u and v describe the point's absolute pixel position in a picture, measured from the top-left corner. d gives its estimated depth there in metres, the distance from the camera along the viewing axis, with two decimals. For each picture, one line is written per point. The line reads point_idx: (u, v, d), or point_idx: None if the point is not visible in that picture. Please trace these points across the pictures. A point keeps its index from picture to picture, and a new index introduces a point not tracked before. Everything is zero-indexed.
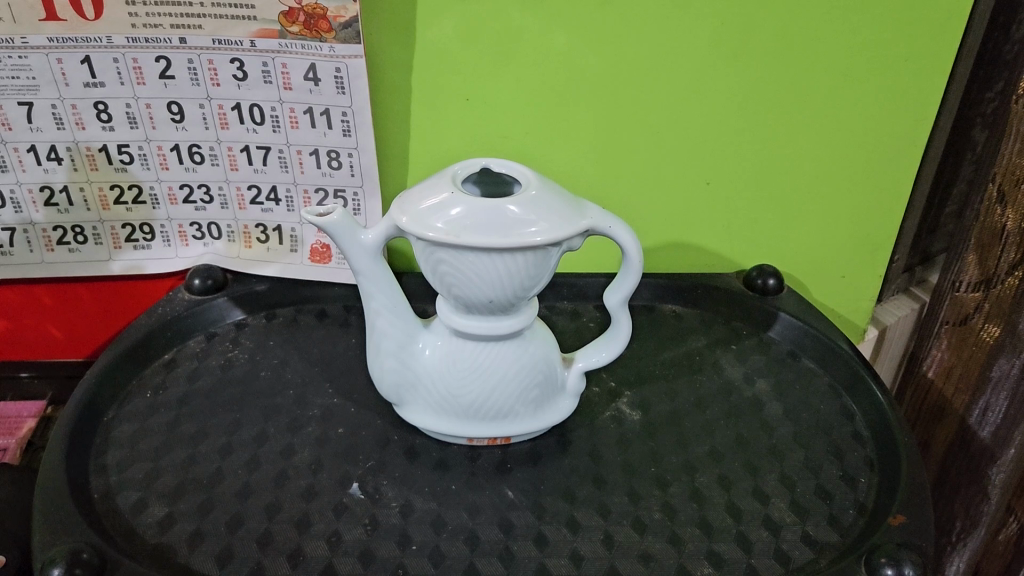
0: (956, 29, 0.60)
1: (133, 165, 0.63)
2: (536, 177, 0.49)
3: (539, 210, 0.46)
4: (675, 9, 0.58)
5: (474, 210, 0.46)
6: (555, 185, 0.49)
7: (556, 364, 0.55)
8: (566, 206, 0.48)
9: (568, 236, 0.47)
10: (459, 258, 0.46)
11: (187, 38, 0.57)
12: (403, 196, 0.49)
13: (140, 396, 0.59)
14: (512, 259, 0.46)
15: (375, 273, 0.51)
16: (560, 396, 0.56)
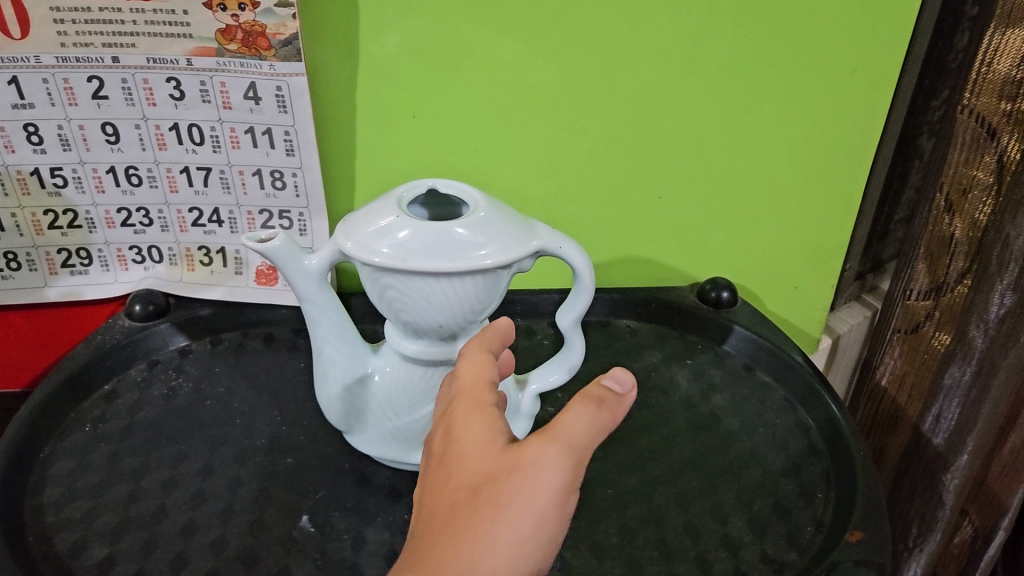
0: (902, 40, 0.60)
1: (67, 188, 0.61)
2: (484, 198, 0.48)
3: (487, 232, 0.45)
4: (624, 24, 0.57)
5: (420, 233, 0.44)
6: (503, 205, 0.48)
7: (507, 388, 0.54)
8: (515, 226, 0.47)
9: (517, 257, 0.45)
10: (406, 283, 0.45)
11: (121, 57, 0.55)
12: (347, 219, 0.48)
13: (78, 430, 0.57)
14: (462, 282, 0.45)
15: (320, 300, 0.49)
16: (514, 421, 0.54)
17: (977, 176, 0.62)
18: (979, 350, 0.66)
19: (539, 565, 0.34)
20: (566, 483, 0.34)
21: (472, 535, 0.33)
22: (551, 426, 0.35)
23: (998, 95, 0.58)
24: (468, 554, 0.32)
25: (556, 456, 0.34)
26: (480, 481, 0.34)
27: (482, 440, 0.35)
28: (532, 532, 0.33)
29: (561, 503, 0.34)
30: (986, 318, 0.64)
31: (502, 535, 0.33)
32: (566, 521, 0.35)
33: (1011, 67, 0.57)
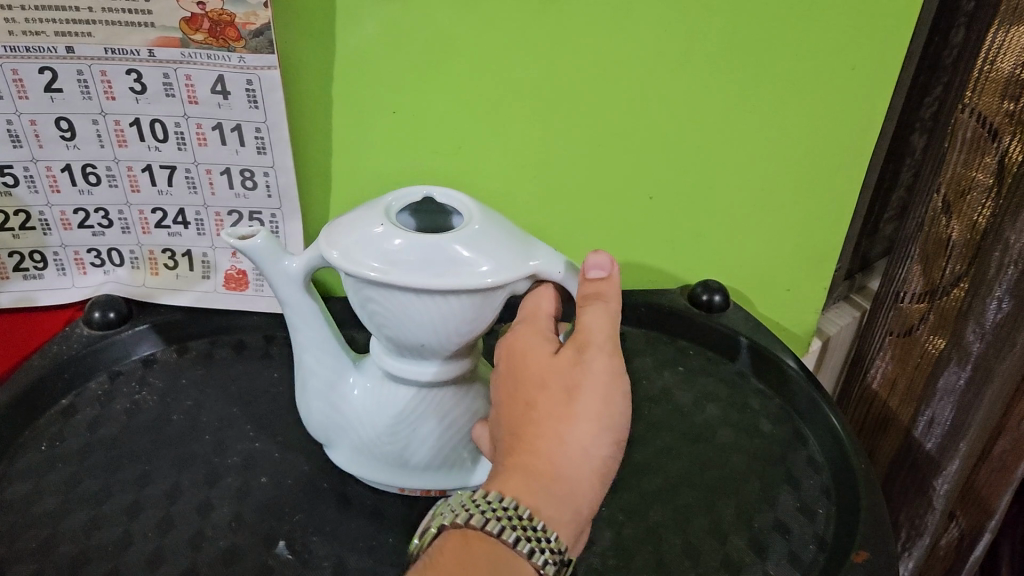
0: (904, 36, 0.58)
1: (19, 187, 0.56)
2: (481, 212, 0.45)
3: (480, 249, 0.42)
4: (617, 16, 0.54)
5: (412, 241, 0.41)
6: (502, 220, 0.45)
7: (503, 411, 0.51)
8: (511, 244, 0.43)
9: (511, 278, 0.42)
10: (389, 297, 0.42)
11: (75, 47, 0.50)
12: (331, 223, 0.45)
13: (34, 449, 0.53)
14: (449, 300, 0.42)
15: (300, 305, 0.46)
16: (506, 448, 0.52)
17: (977, 178, 0.60)
18: (975, 355, 0.64)
19: (616, 436, 0.41)
20: (614, 369, 0.41)
21: (552, 421, 0.40)
22: (579, 327, 0.42)
23: (1002, 95, 0.56)
24: (553, 435, 0.39)
25: (599, 349, 0.41)
26: (548, 378, 0.41)
27: (540, 349, 0.42)
28: (602, 410, 0.40)
29: (617, 385, 0.41)
30: (983, 323, 0.63)
31: (577, 417, 0.39)
32: (626, 396, 0.41)
33: (1014, 66, 0.55)
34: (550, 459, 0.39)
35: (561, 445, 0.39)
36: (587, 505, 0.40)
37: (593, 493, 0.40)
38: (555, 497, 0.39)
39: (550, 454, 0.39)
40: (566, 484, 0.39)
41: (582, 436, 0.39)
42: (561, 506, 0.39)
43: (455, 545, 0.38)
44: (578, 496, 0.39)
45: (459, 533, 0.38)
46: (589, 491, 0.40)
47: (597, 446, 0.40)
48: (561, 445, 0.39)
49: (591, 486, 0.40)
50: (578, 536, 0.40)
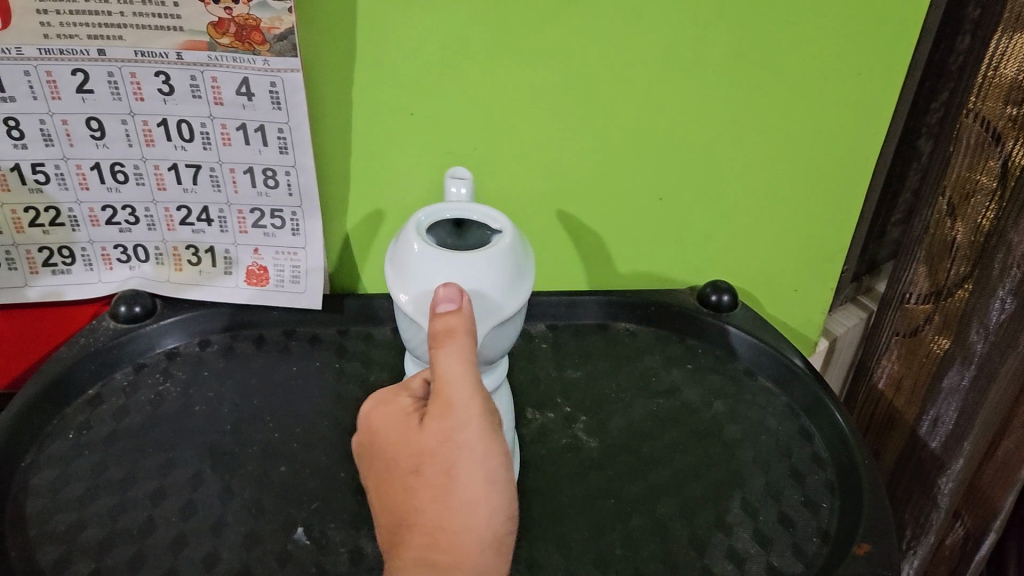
0: (909, 41, 0.59)
1: (49, 184, 0.59)
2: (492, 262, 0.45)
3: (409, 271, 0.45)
4: (629, 22, 0.56)
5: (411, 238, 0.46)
6: (486, 274, 0.44)
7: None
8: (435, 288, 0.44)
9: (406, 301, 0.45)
10: None
11: (107, 49, 0.53)
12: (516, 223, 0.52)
13: (62, 437, 0.55)
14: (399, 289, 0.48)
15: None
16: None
17: (981, 181, 0.61)
18: (978, 355, 0.66)
19: (506, 498, 0.41)
20: (486, 432, 0.40)
21: (436, 507, 0.40)
22: (439, 388, 0.41)
23: (1004, 100, 0.57)
24: (438, 520, 0.40)
25: (464, 410, 0.40)
26: (420, 461, 0.41)
27: (405, 423, 0.42)
28: (485, 485, 0.40)
29: (490, 449, 0.40)
30: (987, 323, 0.64)
31: (458, 499, 0.40)
32: (505, 454, 0.41)
33: (1017, 72, 0.56)
34: (444, 550, 0.40)
35: (449, 531, 0.40)
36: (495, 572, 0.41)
37: (496, 562, 0.41)
38: None
39: (444, 541, 0.40)
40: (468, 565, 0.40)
41: (473, 517, 0.40)
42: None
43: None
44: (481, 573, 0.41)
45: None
46: (494, 558, 0.41)
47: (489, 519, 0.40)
48: (452, 533, 0.40)
49: (495, 553, 0.41)
50: None
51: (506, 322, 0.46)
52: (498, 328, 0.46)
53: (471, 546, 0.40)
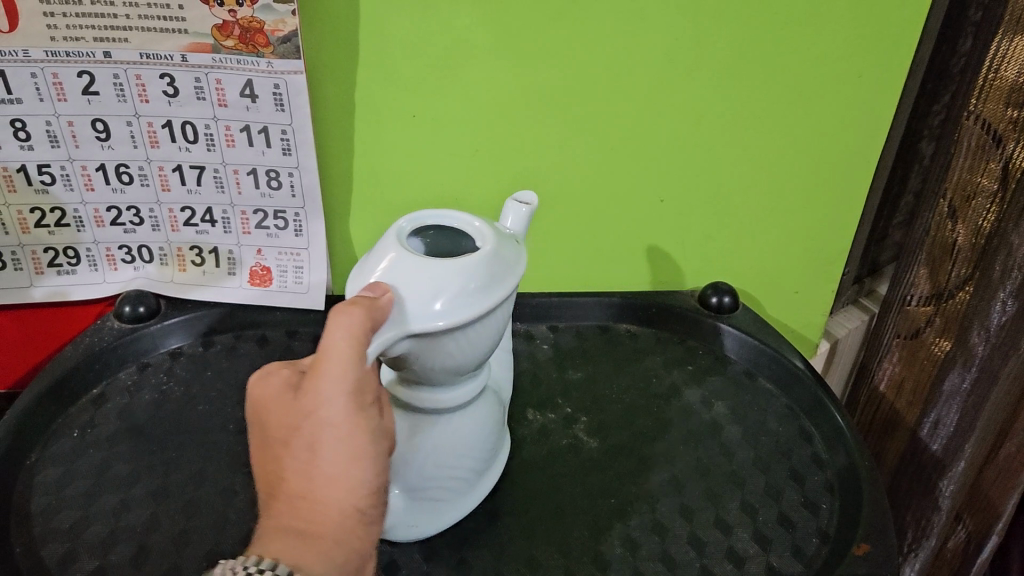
0: (909, 44, 0.60)
1: (55, 185, 0.59)
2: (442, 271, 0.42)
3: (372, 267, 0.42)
4: (629, 24, 0.56)
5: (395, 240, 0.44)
6: (422, 296, 0.41)
7: (430, 475, 0.49)
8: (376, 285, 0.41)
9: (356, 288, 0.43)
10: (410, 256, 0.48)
11: (112, 52, 0.53)
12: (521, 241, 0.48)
13: (66, 436, 0.55)
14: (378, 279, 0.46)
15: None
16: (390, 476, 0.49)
17: (981, 183, 0.61)
18: (980, 357, 0.66)
19: (373, 474, 0.39)
20: (353, 408, 0.38)
21: (302, 487, 0.38)
22: (317, 361, 0.38)
23: (1005, 102, 0.58)
24: (304, 493, 0.38)
25: (335, 384, 0.37)
26: (289, 434, 0.38)
27: (277, 396, 0.39)
28: (351, 461, 0.38)
29: (361, 425, 0.38)
30: (988, 326, 0.64)
31: (324, 476, 0.38)
32: (375, 433, 0.39)
33: (1017, 74, 0.56)
34: (312, 522, 0.38)
35: (315, 505, 0.38)
36: (364, 557, 0.39)
37: (365, 543, 0.39)
38: (328, 555, 0.37)
39: (310, 516, 0.38)
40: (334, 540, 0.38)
41: (341, 493, 0.38)
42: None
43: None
44: (346, 551, 0.38)
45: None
46: (363, 539, 0.39)
47: (353, 492, 0.38)
48: (318, 506, 0.38)
49: (362, 534, 0.39)
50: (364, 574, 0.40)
51: (445, 337, 0.42)
52: (436, 341, 0.42)
53: (340, 524, 0.38)
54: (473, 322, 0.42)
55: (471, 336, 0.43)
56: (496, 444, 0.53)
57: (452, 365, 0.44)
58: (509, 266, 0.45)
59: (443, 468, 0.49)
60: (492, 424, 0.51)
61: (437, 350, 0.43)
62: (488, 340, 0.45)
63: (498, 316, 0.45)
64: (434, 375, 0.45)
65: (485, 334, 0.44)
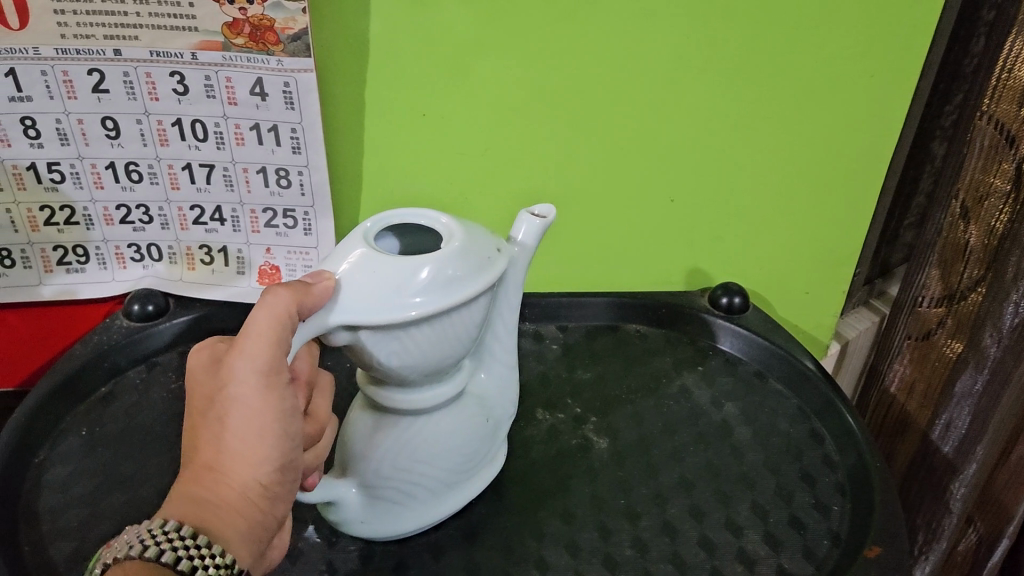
0: (922, 43, 0.59)
1: (65, 183, 0.59)
2: (388, 267, 0.40)
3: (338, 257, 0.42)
4: (640, 23, 0.56)
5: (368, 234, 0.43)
6: (365, 294, 0.39)
7: (387, 476, 0.47)
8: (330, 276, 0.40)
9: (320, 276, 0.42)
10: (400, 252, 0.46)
11: (123, 50, 0.53)
12: (504, 252, 0.45)
13: (75, 434, 0.55)
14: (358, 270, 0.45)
15: (508, 315, 0.48)
16: (348, 474, 0.48)
17: (994, 184, 0.61)
18: (992, 359, 0.65)
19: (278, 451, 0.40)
20: (264, 384, 0.39)
21: (210, 456, 0.39)
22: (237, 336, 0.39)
23: (1019, 102, 0.57)
24: (211, 462, 0.39)
25: (249, 359, 0.39)
26: (206, 404, 0.40)
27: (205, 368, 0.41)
28: (258, 437, 0.39)
29: (271, 403, 0.39)
30: (1000, 328, 0.63)
31: (231, 447, 0.39)
32: (285, 412, 0.40)
33: None
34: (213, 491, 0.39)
35: (218, 475, 0.39)
36: (264, 531, 0.40)
37: (266, 517, 0.40)
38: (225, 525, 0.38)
39: (211, 487, 0.39)
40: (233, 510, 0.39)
41: (246, 466, 0.39)
42: (233, 548, 0.38)
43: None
44: (244, 522, 0.39)
45: (140, 563, 0.36)
46: (265, 514, 0.40)
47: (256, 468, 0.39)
48: (221, 476, 0.39)
49: (265, 508, 0.40)
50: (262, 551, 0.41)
51: (383, 334, 0.40)
52: (374, 338, 0.40)
53: (241, 497, 0.39)
54: (411, 323, 0.40)
55: (416, 338, 0.41)
56: (475, 459, 0.50)
57: (399, 365, 0.42)
58: (471, 273, 0.42)
59: (403, 473, 0.47)
60: (466, 436, 0.48)
61: (379, 347, 0.41)
62: (443, 345, 0.43)
63: (454, 323, 0.42)
64: (388, 374, 0.43)
65: (435, 339, 0.42)
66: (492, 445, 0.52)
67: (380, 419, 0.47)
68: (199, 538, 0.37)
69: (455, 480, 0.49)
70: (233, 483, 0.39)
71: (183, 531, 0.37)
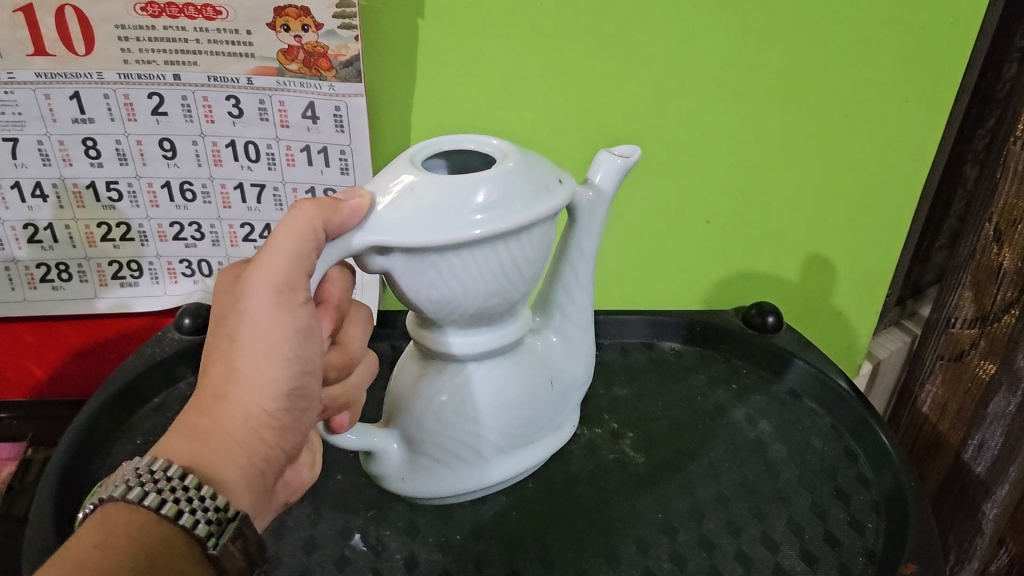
0: (956, 69, 0.60)
1: (122, 202, 0.62)
2: (429, 187, 0.39)
3: (385, 179, 0.41)
4: (679, 49, 0.58)
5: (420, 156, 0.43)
6: (407, 211, 0.38)
7: (427, 431, 0.48)
8: (378, 194, 0.40)
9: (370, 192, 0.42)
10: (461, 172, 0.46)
11: (182, 74, 0.56)
12: (564, 185, 0.43)
13: (129, 443, 0.57)
14: None
15: (581, 269, 0.49)
16: (392, 424, 0.49)
17: None
18: None
19: (286, 378, 0.41)
20: (275, 305, 0.40)
21: (218, 382, 0.41)
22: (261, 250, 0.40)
23: None
24: (219, 388, 0.41)
25: (263, 277, 0.40)
26: (221, 325, 0.42)
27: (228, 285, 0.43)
28: (265, 360, 0.41)
29: (283, 324, 0.40)
30: None
31: (238, 373, 0.41)
32: (296, 335, 0.41)
33: None
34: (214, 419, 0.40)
35: (221, 403, 0.41)
36: (268, 460, 0.42)
37: (270, 446, 0.42)
38: (221, 453, 0.40)
39: (215, 413, 0.40)
40: (231, 441, 0.40)
41: (251, 389, 0.41)
42: (230, 477, 0.40)
43: (122, 518, 0.37)
44: (244, 451, 0.41)
45: (126, 505, 0.37)
46: (268, 441, 0.42)
47: (261, 395, 0.41)
48: (224, 403, 0.41)
49: (268, 438, 0.42)
50: (267, 480, 0.42)
51: (418, 261, 0.40)
52: (410, 264, 0.40)
53: (243, 424, 0.41)
54: (447, 250, 0.39)
55: (456, 268, 0.40)
56: (527, 420, 0.50)
57: (439, 298, 0.41)
58: (518, 201, 0.40)
59: (443, 429, 0.47)
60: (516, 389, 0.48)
61: (417, 276, 0.40)
62: (488, 280, 0.41)
63: (497, 257, 0.40)
64: (433, 308, 0.43)
65: (478, 272, 0.41)
66: (550, 410, 0.51)
67: (427, 366, 0.49)
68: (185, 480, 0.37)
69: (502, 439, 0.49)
70: (237, 405, 0.40)
71: (170, 472, 0.37)
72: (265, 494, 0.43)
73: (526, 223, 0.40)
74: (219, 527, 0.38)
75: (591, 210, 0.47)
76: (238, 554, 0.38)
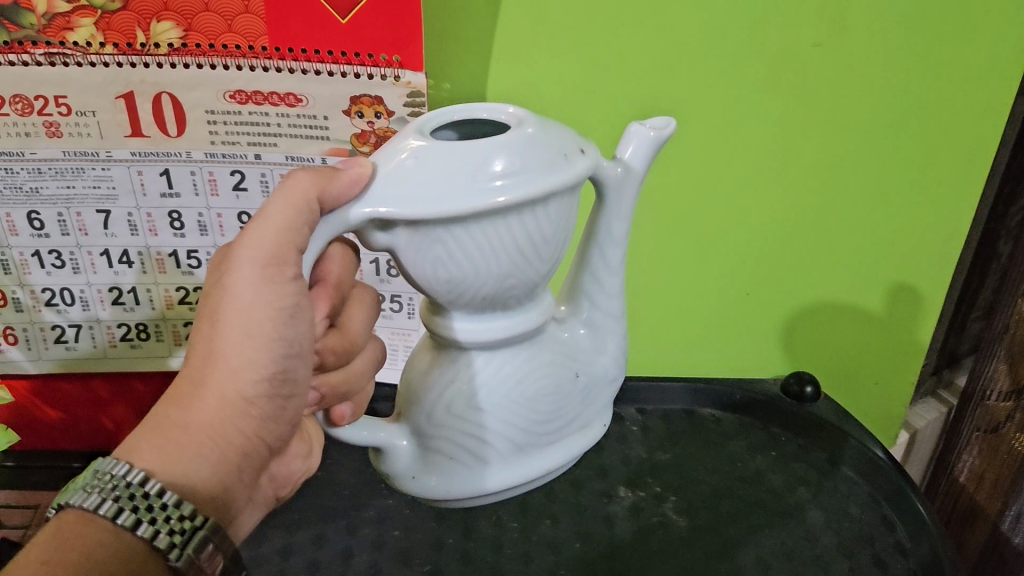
0: (986, 154, 0.65)
1: (200, 269, 0.67)
2: (437, 161, 0.39)
3: (396, 146, 0.41)
4: (725, 132, 0.63)
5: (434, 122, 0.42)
6: (416, 184, 0.38)
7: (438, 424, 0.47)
8: (387, 162, 0.40)
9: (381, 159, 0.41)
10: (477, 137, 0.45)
11: (262, 154, 0.61)
12: (580, 159, 0.41)
13: None
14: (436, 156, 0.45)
15: (609, 252, 0.47)
16: (401, 419, 0.49)
17: None
18: None
19: (266, 362, 0.42)
20: (261, 282, 0.41)
21: (197, 371, 0.42)
22: (252, 223, 0.42)
23: None
24: (198, 376, 0.42)
25: (252, 250, 0.41)
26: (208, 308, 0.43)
27: (218, 263, 0.44)
28: (245, 342, 0.42)
29: (271, 302, 0.41)
30: None
31: (218, 361, 0.42)
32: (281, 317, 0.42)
33: None
34: (187, 413, 0.41)
35: (197, 392, 0.42)
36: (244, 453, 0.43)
37: (245, 438, 0.42)
38: (193, 447, 0.41)
39: (190, 404, 0.41)
40: (203, 434, 0.41)
41: (227, 376, 0.42)
42: (203, 471, 0.41)
43: (76, 529, 0.38)
44: (219, 442, 0.41)
45: (81, 515, 0.38)
46: (245, 433, 0.42)
47: (238, 382, 0.42)
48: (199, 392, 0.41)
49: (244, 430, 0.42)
50: (243, 475, 0.43)
51: (424, 238, 0.39)
52: (414, 240, 0.39)
53: (218, 416, 0.41)
54: (453, 225, 0.38)
55: (463, 244, 0.39)
56: (545, 415, 0.48)
57: (449, 278, 0.41)
58: (532, 174, 0.39)
59: (454, 421, 0.47)
60: (532, 380, 0.47)
61: (425, 253, 0.40)
62: (499, 259, 0.40)
63: (507, 234, 0.39)
64: (444, 290, 0.42)
65: (487, 250, 0.40)
66: (574, 406, 0.49)
67: (439, 356, 0.48)
68: (145, 486, 0.39)
69: (514, 435, 0.47)
70: (212, 393, 0.41)
71: (130, 478, 0.39)
72: (245, 487, 0.44)
73: (541, 194, 0.39)
74: (188, 534, 0.39)
75: (619, 187, 0.45)
76: (206, 562, 0.40)
